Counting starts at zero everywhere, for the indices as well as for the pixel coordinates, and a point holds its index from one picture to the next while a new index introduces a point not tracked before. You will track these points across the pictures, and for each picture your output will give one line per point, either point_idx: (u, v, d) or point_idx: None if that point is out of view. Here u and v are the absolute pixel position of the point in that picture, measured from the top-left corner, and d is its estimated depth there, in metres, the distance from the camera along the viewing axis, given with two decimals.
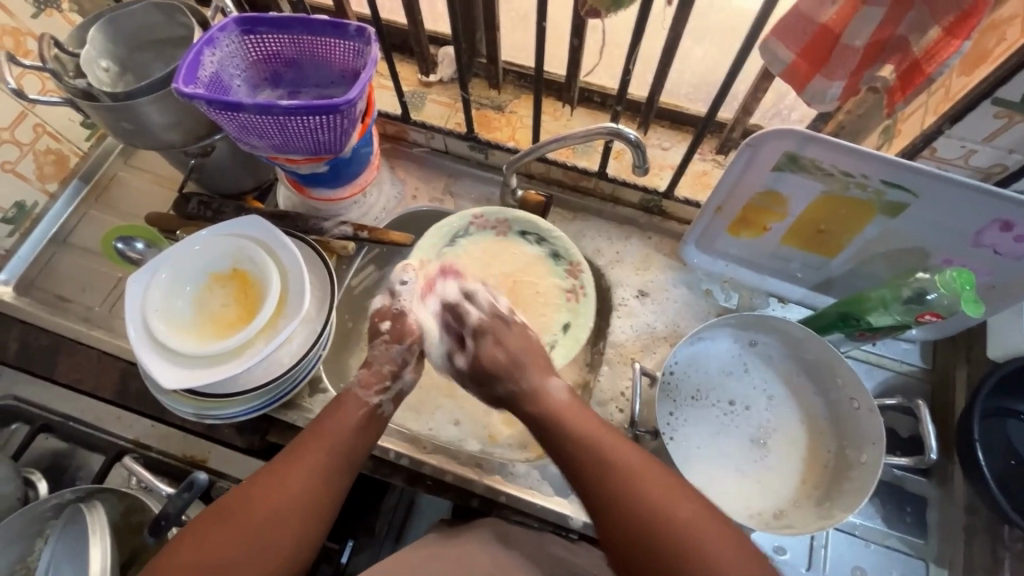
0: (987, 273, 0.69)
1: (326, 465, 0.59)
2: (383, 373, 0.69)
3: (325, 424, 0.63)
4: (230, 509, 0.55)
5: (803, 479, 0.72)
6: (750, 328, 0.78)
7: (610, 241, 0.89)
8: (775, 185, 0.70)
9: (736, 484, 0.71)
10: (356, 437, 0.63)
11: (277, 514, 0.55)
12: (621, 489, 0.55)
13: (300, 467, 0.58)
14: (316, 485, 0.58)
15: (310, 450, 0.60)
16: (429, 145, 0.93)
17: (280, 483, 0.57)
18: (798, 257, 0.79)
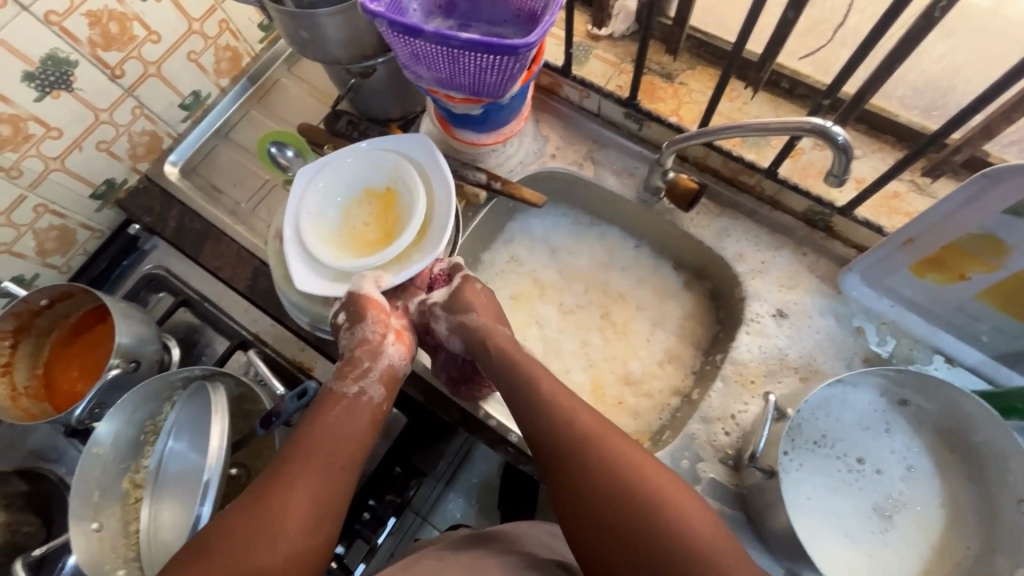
0: None
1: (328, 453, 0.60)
2: (361, 361, 0.68)
3: (323, 418, 0.63)
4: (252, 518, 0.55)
5: (925, 569, 0.63)
6: (905, 384, 0.67)
7: (758, 248, 0.79)
8: (996, 230, 0.57)
9: (842, 547, 0.63)
10: (350, 418, 0.64)
11: (278, 532, 0.54)
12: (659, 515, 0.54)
13: (298, 480, 0.57)
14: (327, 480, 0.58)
15: (308, 461, 0.59)
16: (581, 105, 0.87)
17: (276, 503, 0.55)
18: (991, 318, 0.66)
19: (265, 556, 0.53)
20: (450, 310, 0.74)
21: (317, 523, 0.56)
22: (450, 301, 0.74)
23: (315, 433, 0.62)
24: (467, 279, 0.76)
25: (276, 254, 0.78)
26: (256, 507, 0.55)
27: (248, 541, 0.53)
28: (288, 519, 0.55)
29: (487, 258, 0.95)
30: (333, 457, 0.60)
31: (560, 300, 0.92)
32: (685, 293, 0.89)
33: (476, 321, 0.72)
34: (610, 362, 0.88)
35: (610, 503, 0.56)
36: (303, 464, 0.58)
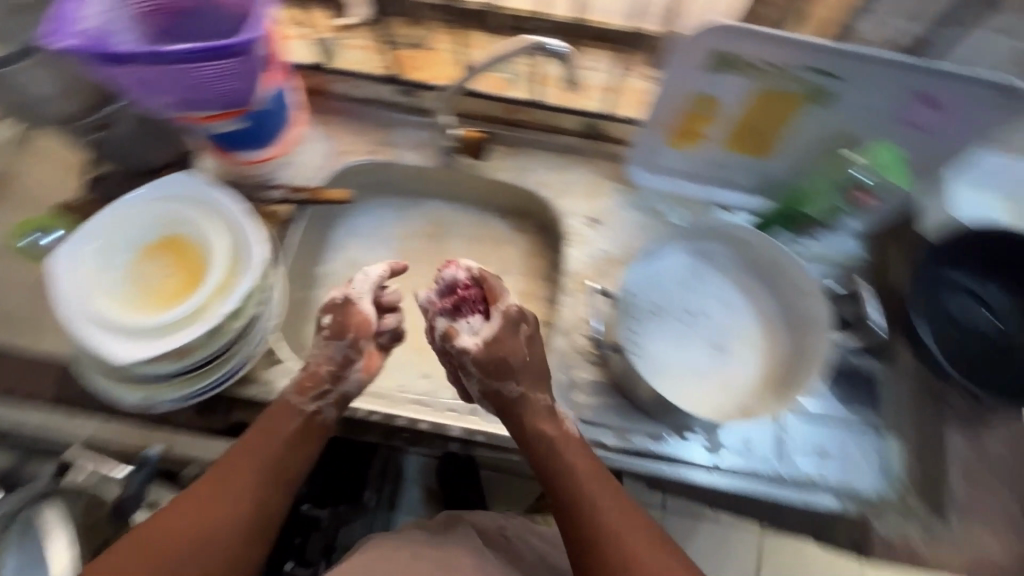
0: (913, 150, 0.71)
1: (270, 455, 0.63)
2: (321, 376, 0.69)
3: (264, 427, 0.65)
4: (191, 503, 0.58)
5: (761, 373, 0.75)
6: (698, 237, 0.79)
7: (556, 173, 0.88)
8: (707, 89, 0.69)
9: (697, 386, 0.74)
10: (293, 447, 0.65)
11: (203, 534, 0.56)
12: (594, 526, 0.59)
13: (226, 484, 0.60)
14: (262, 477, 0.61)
15: (238, 469, 0.61)
16: (355, 96, 0.89)
17: (215, 491, 0.59)
18: (738, 162, 0.79)
19: (190, 553, 0.55)
20: (486, 373, 0.67)
21: (244, 529, 0.58)
22: (490, 347, 0.67)
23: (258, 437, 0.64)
24: (510, 322, 0.69)
25: (76, 348, 0.70)
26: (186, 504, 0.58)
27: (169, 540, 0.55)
28: (215, 522, 0.57)
29: (325, 271, 0.94)
30: (263, 469, 0.62)
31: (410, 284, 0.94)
32: (518, 236, 0.96)
33: (519, 388, 0.67)
34: None
35: (590, 529, 0.59)
36: (234, 471, 0.61)
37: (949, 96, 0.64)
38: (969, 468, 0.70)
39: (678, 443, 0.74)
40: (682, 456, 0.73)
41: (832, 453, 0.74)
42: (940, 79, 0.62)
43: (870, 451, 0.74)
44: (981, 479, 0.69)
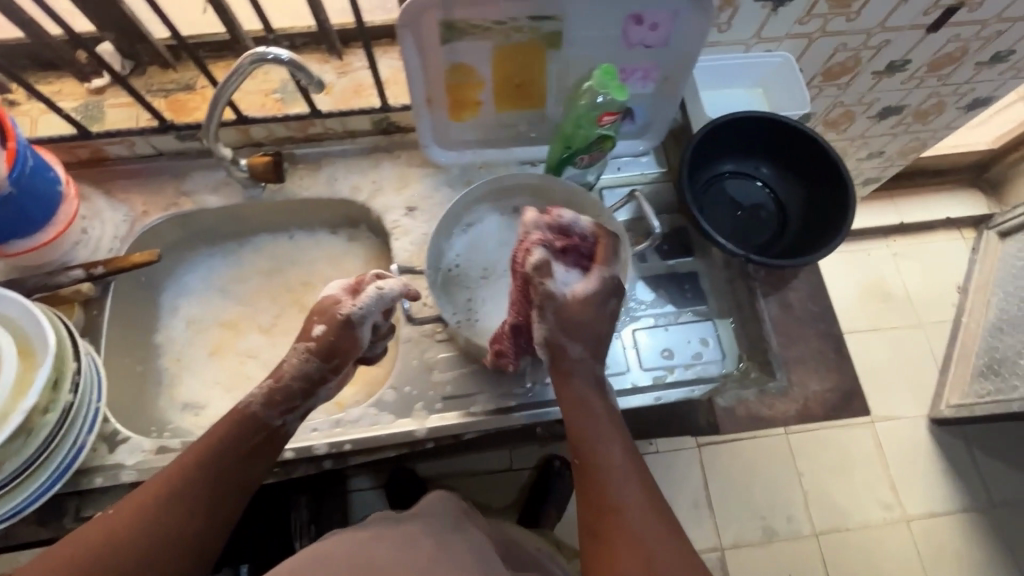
0: (655, 67, 0.78)
1: (227, 460, 0.65)
2: (293, 392, 0.69)
3: (226, 431, 0.66)
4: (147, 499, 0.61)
5: None
6: (506, 196, 0.83)
7: (364, 174, 0.90)
8: (454, 59, 0.73)
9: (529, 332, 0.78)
10: (250, 458, 0.67)
11: (149, 524, 0.60)
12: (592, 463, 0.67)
13: (169, 478, 0.63)
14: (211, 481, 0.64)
15: (185, 464, 0.64)
16: (136, 154, 0.86)
17: (170, 487, 0.62)
18: (520, 117, 0.84)
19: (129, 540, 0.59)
20: (563, 325, 0.69)
21: (196, 513, 0.62)
22: (560, 313, 0.68)
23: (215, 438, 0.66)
24: (609, 286, 0.70)
25: None
26: (133, 501, 0.61)
27: (115, 536, 0.59)
28: (161, 512, 0.61)
29: (164, 337, 0.90)
30: (208, 461, 0.64)
31: (257, 324, 0.92)
32: (354, 245, 0.97)
33: (581, 351, 0.70)
34: None
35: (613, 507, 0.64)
36: (178, 467, 0.63)
37: (654, 12, 0.71)
38: (779, 325, 0.79)
39: (540, 388, 0.79)
40: (548, 398, 0.78)
41: (675, 351, 0.81)
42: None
43: (705, 337, 0.82)
44: (790, 331, 0.79)
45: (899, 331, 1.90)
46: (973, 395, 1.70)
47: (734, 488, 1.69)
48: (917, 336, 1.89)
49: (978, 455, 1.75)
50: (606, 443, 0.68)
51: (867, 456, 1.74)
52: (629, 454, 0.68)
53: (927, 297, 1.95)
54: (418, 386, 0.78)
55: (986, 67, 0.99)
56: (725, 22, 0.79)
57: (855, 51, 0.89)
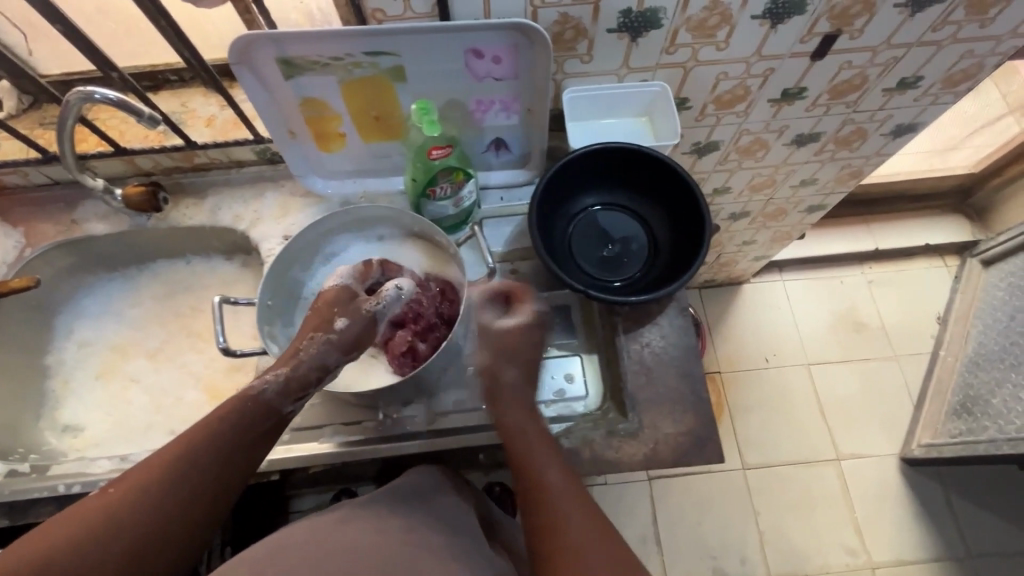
0: (512, 98, 0.78)
1: (226, 446, 0.63)
2: (308, 380, 0.70)
3: (229, 414, 0.65)
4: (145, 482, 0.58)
5: None
6: (367, 225, 0.83)
7: (248, 203, 0.91)
8: (302, 93, 0.74)
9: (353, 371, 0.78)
10: (252, 443, 0.66)
11: (144, 509, 0.57)
12: (538, 487, 0.65)
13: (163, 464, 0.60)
14: (211, 466, 0.61)
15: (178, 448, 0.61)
16: (32, 183, 0.90)
17: (171, 469, 0.59)
18: (390, 149, 0.85)
19: (122, 527, 0.55)
20: (502, 348, 0.75)
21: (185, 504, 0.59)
22: (502, 337, 0.76)
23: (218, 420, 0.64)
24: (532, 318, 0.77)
25: None
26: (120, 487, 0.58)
27: (110, 519, 0.55)
28: (160, 496, 0.58)
29: (55, 359, 0.93)
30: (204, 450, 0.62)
31: (144, 349, 0.94)
32: (246, 271, 0.98)
33: (517, 374, 0.74)
34: (210, 364, 0.92)
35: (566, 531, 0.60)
36: (178, 454, 0.60)
37: (493, 45, 0.70)
38: (638, 363, 0.76)
39: (392, 421, 0.77)
40: (399, 432, 0.77)
41: (535, 387, 0.78)
42: (474, 33, 0.69)
43: (568, 373, 0.79)
44: (648, 369, 0.75)
45: (873, 363, 1.80)
46: (946, 435, 1.59)
47: (686, 527, 1.61)
48: (892, 369, 1.79)
49: (956, 500, 1.63)
50: (564, 486, 0.65)
51: (832, 496, 1.64)
52: (573, 486, 0.66)
53: (904, 327, 1.84)
54: None
55: (897, 93, 0.95)
56: (584, 53, 0.78)
57: (739, 79, 0.86)
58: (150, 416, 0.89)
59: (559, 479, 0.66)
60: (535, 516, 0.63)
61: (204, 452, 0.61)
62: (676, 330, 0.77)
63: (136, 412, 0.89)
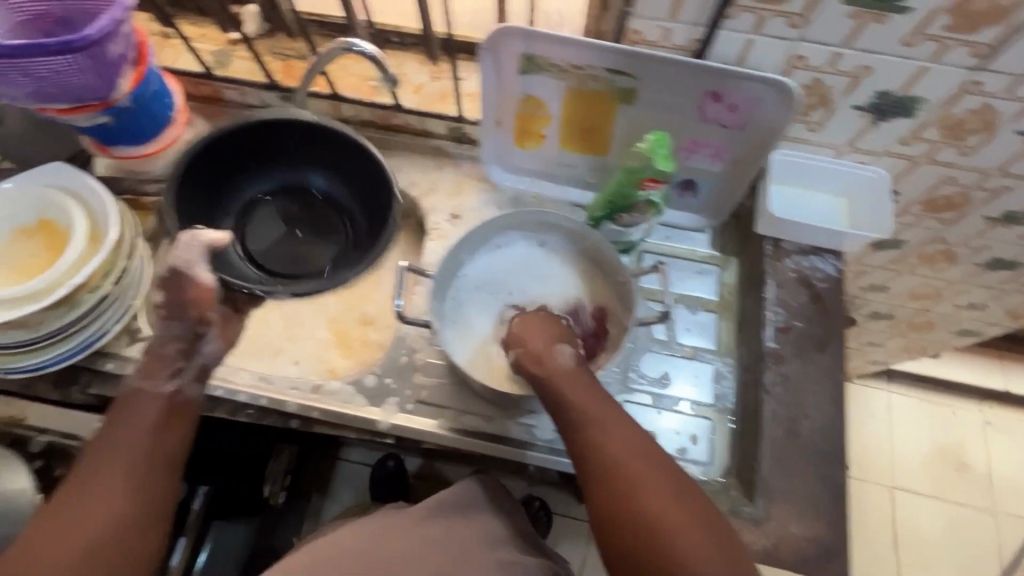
0: (726, 146, 0.75)
1: (133, 445, 0.64)
2: (168, 356, 0.70)
3: (121, 423, 0.65)
4: (84, 479, 0.61)
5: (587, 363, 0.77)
6: (538, 228, 0.83)
7: (425, 173, 0.94)
8: (528, 89, 0.75)
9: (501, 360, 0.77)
10: (161, 431, 0.65)
11: (93, 504, 0.60)
12: (636, 490, 0.59)
13: (116, 467, 0.62)
14: (145, 449, 0.64)
15: (124, 454, 0.63)
16: (246, 102, 0.97)
17: (101, 465, 0.62)
18: (580, 161, 0.85)
19: (71, 525, 0.58)
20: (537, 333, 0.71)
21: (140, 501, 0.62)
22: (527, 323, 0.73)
23: (107, 443, 0.64)
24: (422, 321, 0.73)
25: None
26: (80, 490, 0.61)
27: (58, 523, 0.58)
28: (97, 487, 0.61)
29: None
30: (152, 455, 0.64)
31: None
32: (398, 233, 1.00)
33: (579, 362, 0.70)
34: (347, 310, 0.96)
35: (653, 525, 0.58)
36: (95, 456, 0.63)
37: (735, 93, 0.68)
38: (777, 452, 0.71)
39: (513, 425, 0.79)
40: (518, 439, 0.78)
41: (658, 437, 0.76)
42: (723, 77, 0.67)
43: (694, 434, 0.76)
44: (787, 460, 0.71)
45: (963, 510, 1.64)
46: None
47: None
48: (984, 524, 1.62)
49: None
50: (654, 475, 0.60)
51: None
52: (662, 464, 0.61)
53: (1011, 484, 1.66)
54: (399, 381, 0.80)
55: None
56: (816, 122, 0.74)
57: (965, 188, 0.80)
58: (280, 341, 0.93)
59: (649, 471, 0.60)
60: (636, 530, 0.58)
61: (115, 449, 0.63)
62: (826, 429, 0.72)
63: (271, 333, 0.94)
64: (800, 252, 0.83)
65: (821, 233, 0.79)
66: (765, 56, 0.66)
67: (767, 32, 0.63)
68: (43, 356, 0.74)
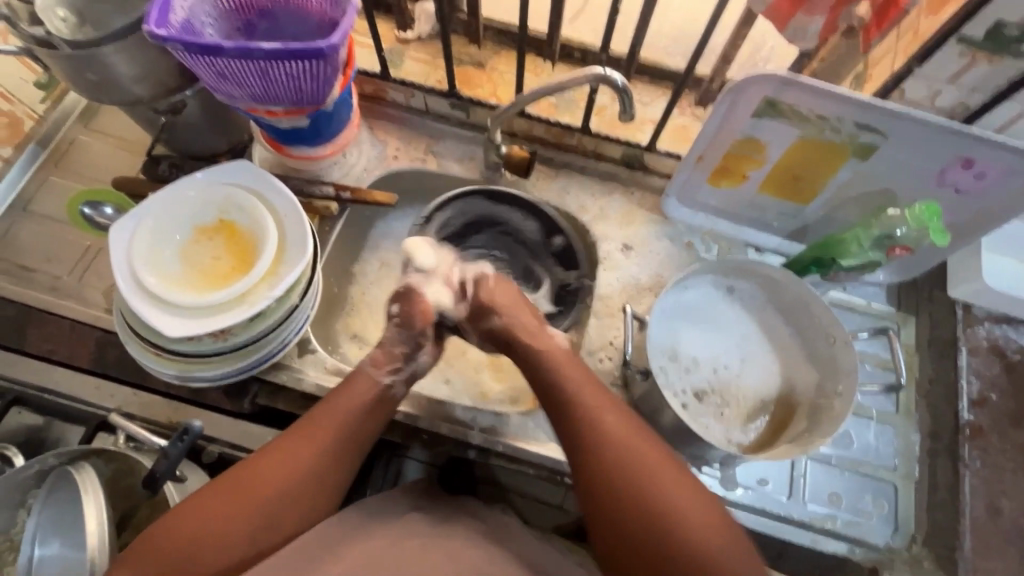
0: (950, 211, 0.72)
1: (338, 429, 0.64)
2: (395, 354, 0.70)
3: (335, 401, 0.66)
4: (286, 450, 0.62)
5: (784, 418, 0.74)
6: (730, 273, 0.79)
7: (594, 198, 0.88)
8: (753, 132, 0.72)
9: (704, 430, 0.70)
10: (362, 418, 0.66)
11: (288, 478, 0.61)
12: (611, 435, 0.62)
13: (295, 456, 0.62)
14: (337, 434, 0.64)
15: (300, 446, 0.62)
16: (409, 105, 0.92)
17: (298, 439, 0.63)
18: (774, 206, 0.81)
19: (266, 491, 0.60)
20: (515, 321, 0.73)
21: (312, 494, 0.62)
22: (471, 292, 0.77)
23: (318, 420, 0.64)
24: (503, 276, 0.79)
25: (118, 317, 0.72)
26: (244, 480, 0.60)
27: (255, 489, 0.60)
28: (294, 462, 0.62)
29: (359, 268, 0.95)
30: (346, 440, 0.65)
31: None
32: None
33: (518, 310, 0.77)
34: None
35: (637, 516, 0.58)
36: (300, 431, 0.64)
37: (989, 161, 0.66)
38: (977, 529, 0.73)
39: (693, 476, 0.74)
40: None
41: (844, 498, 0.74)
42: (982, 145, 0.64)
43: (882, 500, 0.74)
44: (988, 540, 0.72)
45: None
46: None
47: None
48: None
49: None
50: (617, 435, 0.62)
51: None
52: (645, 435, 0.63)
53: None
54: None
55: None
56: None
57: None
58: None
59: (641, 440, 0.62)
60: (626, 498, 0.59)
61: (316, 427, 0.64)
62: None
63: None
64: (992, 319, 0.81)
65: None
66: None
67: None
68: (223, 367, 0.71)
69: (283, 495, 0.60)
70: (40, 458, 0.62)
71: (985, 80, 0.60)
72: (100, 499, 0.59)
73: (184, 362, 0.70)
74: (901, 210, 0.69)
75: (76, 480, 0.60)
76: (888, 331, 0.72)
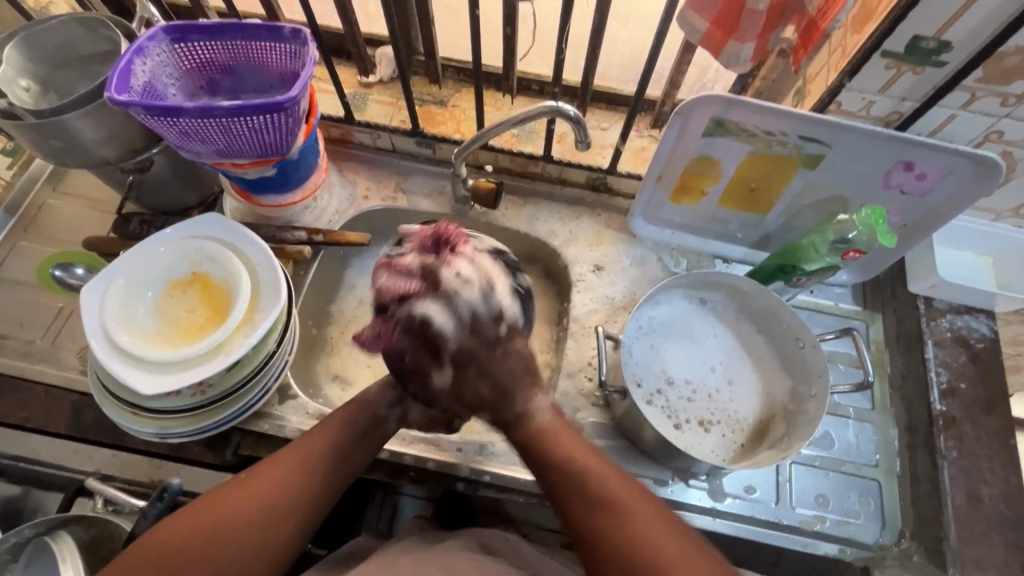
0: (899, 211, 0.76)
1: (331, 448, 0.63)
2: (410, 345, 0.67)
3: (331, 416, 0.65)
4: (277, 464, 0.60)
5: (767, 435, 0.74)
6: (700, 286, 0.81)
7: (563, 221, 0.90)
8: (705, 150, 0.75)
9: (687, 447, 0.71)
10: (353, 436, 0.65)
11: (280, 498, 0.58)
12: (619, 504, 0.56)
13: (286, 469, 0.60)
14: (329, 452, 0.62)
15: (307, 448, 0.62)
16: (376, 146, 0.94)
17: (295, 453, 0.61)
18: (736, 218, 0.83)
19: (251, 504, 0.56)
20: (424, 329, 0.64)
21: (318, 502, 0.60)
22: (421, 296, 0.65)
23: (314, 435, 0.63)
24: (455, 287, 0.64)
25: (92, 378, 0.71)
26: (251, 484, 0.58)
27: (241, 504, 0.56)
28: (284, 480, 0.59)
29: (337, 308, 0.95)
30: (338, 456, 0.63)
31: None
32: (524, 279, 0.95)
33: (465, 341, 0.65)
34: None
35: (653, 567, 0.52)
36: (298, 446, 0.62)
37: (928, 163, 0.69)
38: (962, 518, 0.73)
39: (681, 489, 0.74)
40: (687, 501, 0.74)
41: (831, 499, 0.75)
42: (919, 148, 0.68)
43: (867, 498, 0.75)
44: (973, 529, 0.73)
45: None
46: None
47: None
48: None
49: None
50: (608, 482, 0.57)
51: None
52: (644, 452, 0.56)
53: None
54: None
55: None
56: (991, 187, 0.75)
57: None
58: None
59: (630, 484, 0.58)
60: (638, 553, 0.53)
61: (314, 443, 0.62)
62: (1007, 495, 0.74)
63: None
64: (953, 310, 0.83)
65: (982, 296, 0.80)
66: (962, 129, 0.68)
67: (974, 109, 0.65)
68: (202, 420, 0.71)
69: (270, 513, 0.57)
70: (15, 530, 0.63)
71: (914, 88, 0.64)
72: (78, 568, 0.59)
73: (163, 416, 0.69)
74: (852, 214, 0.72)
75: (54, 551, 0.59)
76: (852, 331, 0.74)
